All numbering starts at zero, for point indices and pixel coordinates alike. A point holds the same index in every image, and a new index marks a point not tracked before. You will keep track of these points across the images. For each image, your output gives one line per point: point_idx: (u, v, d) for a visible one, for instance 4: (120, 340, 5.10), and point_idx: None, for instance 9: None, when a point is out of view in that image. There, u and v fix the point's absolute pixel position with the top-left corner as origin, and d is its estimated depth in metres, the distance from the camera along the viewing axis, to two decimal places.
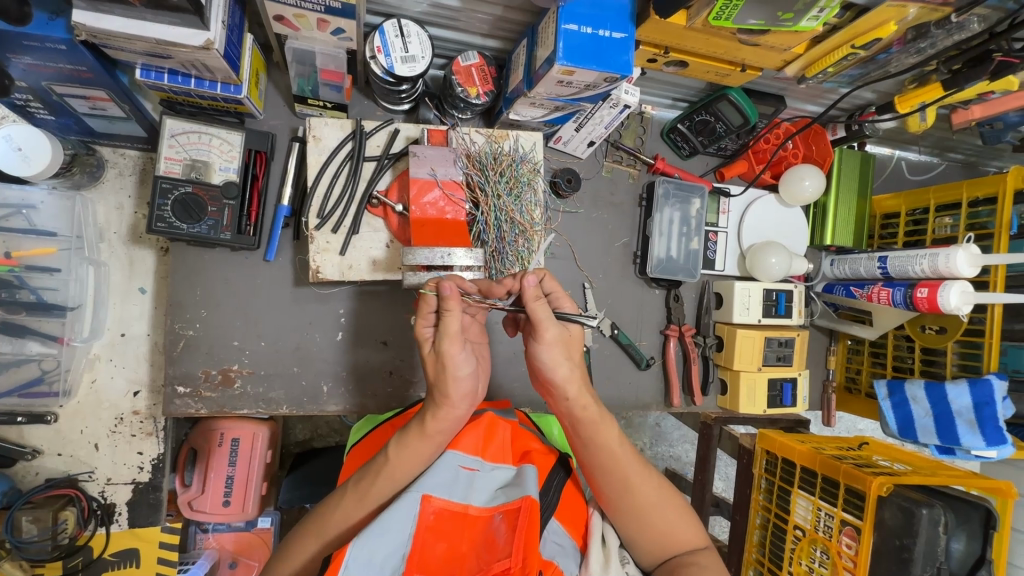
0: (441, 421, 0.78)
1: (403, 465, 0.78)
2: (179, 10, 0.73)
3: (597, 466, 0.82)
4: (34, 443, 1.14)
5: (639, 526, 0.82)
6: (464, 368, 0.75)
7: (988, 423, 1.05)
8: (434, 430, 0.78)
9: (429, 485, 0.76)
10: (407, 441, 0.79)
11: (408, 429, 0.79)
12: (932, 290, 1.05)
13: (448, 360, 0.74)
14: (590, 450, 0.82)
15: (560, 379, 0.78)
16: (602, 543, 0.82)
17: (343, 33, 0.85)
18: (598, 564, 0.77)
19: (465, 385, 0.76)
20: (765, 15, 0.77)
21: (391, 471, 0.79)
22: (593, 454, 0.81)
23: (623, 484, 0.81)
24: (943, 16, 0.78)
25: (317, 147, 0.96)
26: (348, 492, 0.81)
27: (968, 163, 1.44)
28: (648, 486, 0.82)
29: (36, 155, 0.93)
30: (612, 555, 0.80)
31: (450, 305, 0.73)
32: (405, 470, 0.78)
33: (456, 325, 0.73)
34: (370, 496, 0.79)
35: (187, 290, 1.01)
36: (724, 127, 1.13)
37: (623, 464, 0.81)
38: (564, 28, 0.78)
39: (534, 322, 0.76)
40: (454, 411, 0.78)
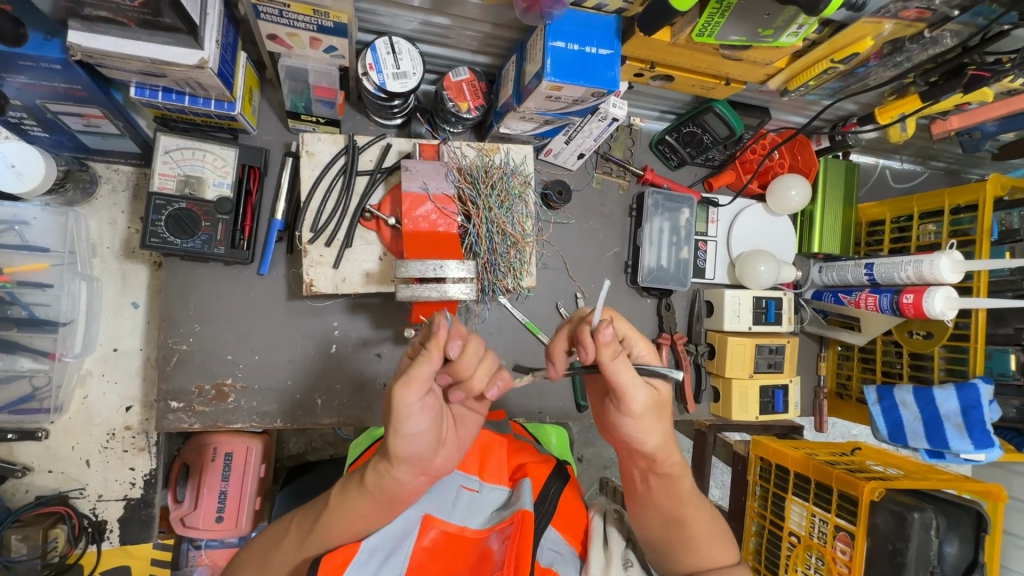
0: (383, 478, 0.69)
1: (352, 519, 0.71)
2: (174, 30, 0.74)
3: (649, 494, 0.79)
4: (24, 460, 1.13)
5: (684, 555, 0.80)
6: (415, 425, 0.64)
7: (976, 427, 1.06)
8: (375, 485, 0.69)
9: (427, 506, 0.78)
10: (353, 496, 0.70)
11: (352, 482, 0.71)
12: (918, 296, 1.07)
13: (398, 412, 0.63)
14: (652, 498, 0.79)
15: (653, 446, 0.74)
16: (604, 546, 0.81)
17: (335, 51, 0.87)
18: (598, 568, 0.76)
19: (414, 445, 0.65)
20: (746, 31, 0.80)
21: (335, 524, 0.71)
22: (655, 504, 0.79)
23: (675, 507, 0.79)
24: (917, 32, 0.81)
25: (310, 162, 0.97)
26: (294, 524, 0.75)
27: (951, 172, 1.47)
28: (701, 520, 0.80)
29: (29, 172, 0.94)
30: (612, 560, 0.78)
31: (430, 348, 0.64)
32: (354, 524, 0.71)
33: (423, 371, 0.63)
34: (315, 537, 0.72)
35: (180, 305, 1.01)
36: (711, 138, 1.15)
37: (678, 493, 0.78)
38: (552, 45, 0.80)
39: (619, 389, 0.69)
40: (396, 471, 0.68)
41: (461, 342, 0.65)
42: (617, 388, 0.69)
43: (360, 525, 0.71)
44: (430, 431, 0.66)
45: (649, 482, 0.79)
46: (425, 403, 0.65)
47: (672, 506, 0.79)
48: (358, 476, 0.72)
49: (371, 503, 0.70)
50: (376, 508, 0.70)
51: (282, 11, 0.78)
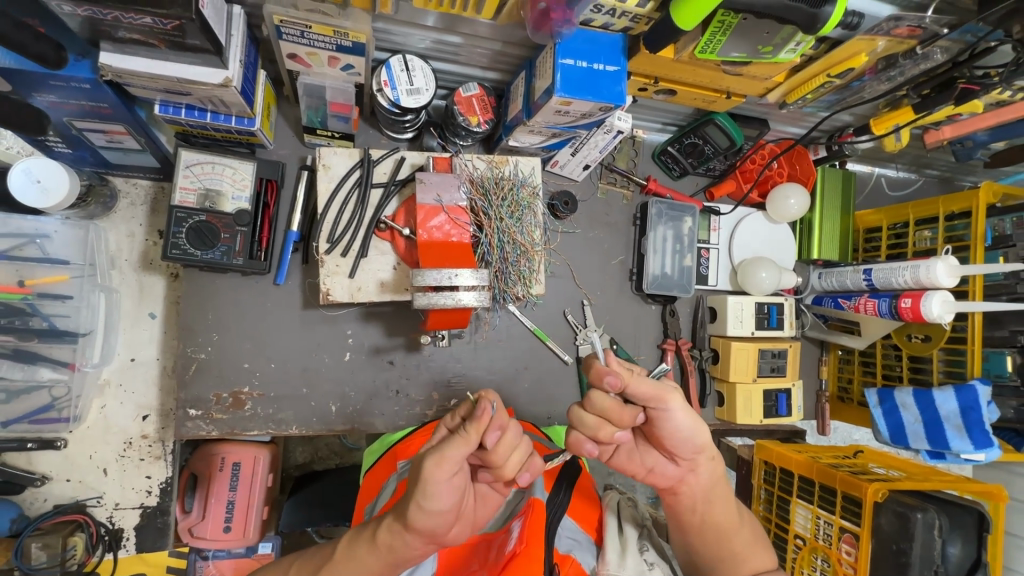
0: (394, 540, 0.68)
1: (353, 564, 0.71)
2: (201, 51, 0.77)
3: (700, 517, 0.81)
4: (42, 469, 1.15)
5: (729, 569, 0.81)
6: (439, 504, 0.63)
7: (975, 428, 1.08)
8: (385, 545, 0.69)
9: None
10: (358, 545, 0.71)
11: (362, 533, 0.71)
12: (915, 301, 1.11)
13: (428, 488, 0.62)
14: (704, 519, 0.80)
15: (703, 444, 0.74)
16: (620, 537, 0.84)
17: (352, 69, 0.90)
18: (614, 555, 0.79)
19: (434, 521, 0.64)
20: (746, 48, 0.83)
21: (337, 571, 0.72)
22: (709, 518, 0.80)
23: (714, 526, 0.80)
24: (909, 48, 0.85)
25: (326, 175, 1.00)
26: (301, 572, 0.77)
27: (944, 179, 1.51)
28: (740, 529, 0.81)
29: (54, 187, 0.97)
30: (627, 545, 0.81)
31: (470, 431, 0.63)
32: (357, 572, 0.71)
33: (455, 452, 0.62)
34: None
35: (199, 315, 1.03)
36: (713, 149, 1.19)
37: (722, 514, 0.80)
38: (561, 62, 0.84)
39: (654, 399, 0.70)
40: (410, 538, 0.67)
41: (498, 433, 0.66)
42: (652, 399, 0.70)
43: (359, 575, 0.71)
44: (450, 515, 0.65)
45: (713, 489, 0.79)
46: (454, 483, 0.64)
47: (725, 526, 0.80)
48: (368, 529, 0.71)
49: (374, 558, 0.70)
50: (380, 565, 0.70)
51: (304, 32, 0.81)
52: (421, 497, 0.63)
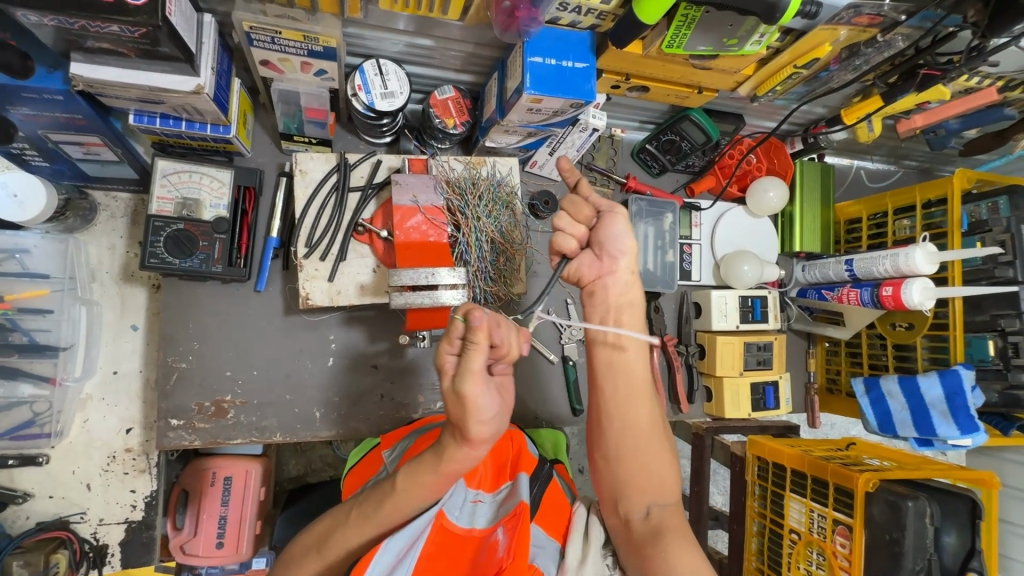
0: (457, 460, 0.72)
1: (417, 487, 0.75)
2: (171, 59, 0.78)
3: (613, 384, 0.83)
4: (25, 486, 1.14)
5: (628, 453, 0.82)
6: (490, 411, 0.67)
7: (960, 413, 1.08)
8: (451, 469, 0.73)
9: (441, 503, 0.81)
10: (418, 467, 0.75)
11: (423, 459, 0.75)
12: (896, 288, 1.11)
13: (472, 403, 0.65)
14: (614, 356, 0.84)
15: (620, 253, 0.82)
16: (583, 536, 0.84)
17: (325, 74, 0.91)
18: (575, 560, 0.79)
19: (491, 427, 0.68)
20: (712, 41, 0.84)
21: (400, 499, 0.76)
22: (618, 360, 0.83)
23: (626, 405, 0.82)
24: (871, 36, 0.86)
25: (303, 180, 1.01)
26: (351, 518, 0.80)
27: (924, 170, 1.52)
28: (650, 416, 0.83)
29: (31, 201, 0.97)
30: (591, 549, 0.81)
31: (478, 338, 0.64)
32: (417, 495, 0.76)
33: (479, 362, 0.64)
34: (374, 520, 0.78)
35: (179, 324, 1.03)
36: (690, 145, 1.20)
37: (636, 385, 0.83)
38: (530, 60, 0.85)
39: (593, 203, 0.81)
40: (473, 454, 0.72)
41: (498, 327, 0.67)
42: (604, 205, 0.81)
43: (422, 498, 0.76)
44: (499, 413, 0.69)
45: (623, 322, 0.84)
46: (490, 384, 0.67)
47: (630, 376, 0.83)
48: (428, 455, 0.75)
49: (436, 478, 0.74)
50: (440, 484, 0.75)
51: (274, 38, 0.82)
52: (472, 419, 0.66)
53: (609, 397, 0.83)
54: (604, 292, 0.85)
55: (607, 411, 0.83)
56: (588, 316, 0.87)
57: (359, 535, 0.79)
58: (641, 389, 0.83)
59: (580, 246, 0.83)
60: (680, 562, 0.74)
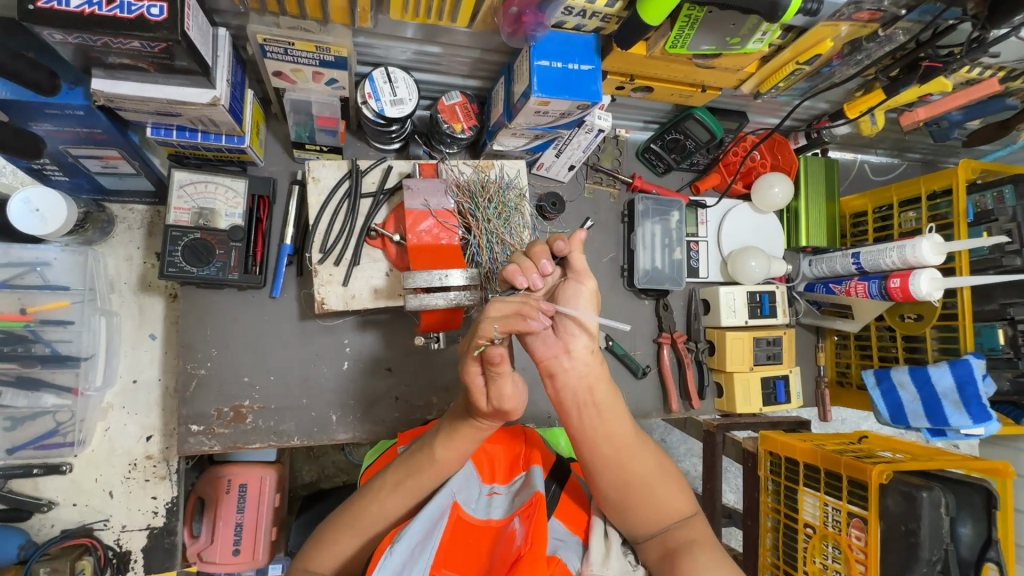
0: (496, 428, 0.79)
1: (456, 452, 0.81)
2: (189, 73, 0.80)
3: (597, 446, 0.83)
4: (49, 495, 1.16)
5: (636, 498, 0.83)
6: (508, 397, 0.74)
7: (973, 402, 1.09)
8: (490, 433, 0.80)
9: (455, 493, 0.83)
10: (457, 435, 0.80)
11: (455, 426, 0.80)
12: (904, 281, 1.11)
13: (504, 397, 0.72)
14: (592, 422, 0.83)
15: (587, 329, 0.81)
16: (604, 537, 0.84)
17: (336, 83, 0.93)
18: (599, 555, 0.80)
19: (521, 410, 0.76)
20: (714, 41, 0.86)
21: (441, 466, 0.81)
22: (597, 424, 0.82)
23: (620, 455, 0.83)
24: (872, 31, 0.88)
25: (316, 187, 1.03)
26: (387, 489, 0.83)
27: (927, 162, 1.53)
28: (643, 456, 0.84)
29: (53, 214, 0.99)
30: (613, 548, 0.82)
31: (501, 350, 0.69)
32: (455, 461, 0.81)
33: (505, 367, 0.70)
34: (413, 488, 0.82)
35: (198, 331, 1.05)
36: (694, 143, 1.21)
37: (625, 437, 0.83)
38: (537, 64, 0.87)
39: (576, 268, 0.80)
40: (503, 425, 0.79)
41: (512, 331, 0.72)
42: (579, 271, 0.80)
43: (459, 461, 0.82)
44: (523, 399, 0.76)
45: (595, 392, 0.82)
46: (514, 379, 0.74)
47: (613, 435, 0.83)
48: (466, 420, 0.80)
49: (476, 442, 0.80)
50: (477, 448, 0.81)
51: (287, 49, 0.84)
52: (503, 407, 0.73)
53: (599, 457, 0.83)
54: (562, 371, 0.82)
55: (599, 469, 0.83)
56: (557, 396, 0.84)
57: (401, 504, 0.83)
58: (629, 440, 0.83)
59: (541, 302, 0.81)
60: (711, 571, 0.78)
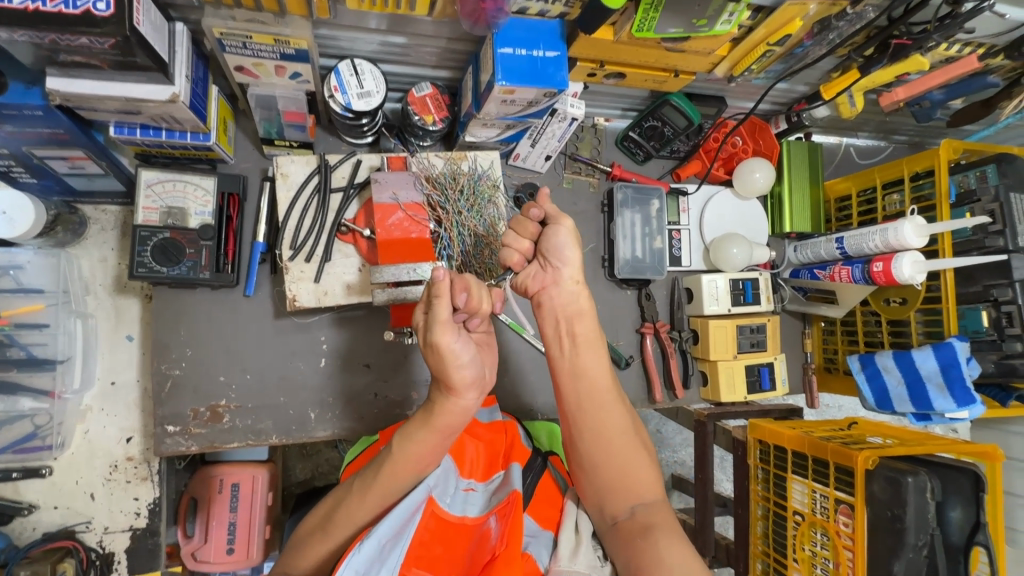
0: (447, 415, 0.75)
1: (417, 452, 0.77)
2: (146, 70, 0.79)
3: (579, 402, 0.86)
4: (30, 498, 1.16)
5: (608, 467, 0.84)
6: (466, 357, 0.71)
7: (956, 385, 1.07)
8: (443, 424, 0.76)
9: (430, 488, 0.82)
10: (414, 432, 0.76)
11: (413, 421, 0.77)
12: (886, 263, 1.10)
13: (444, 349, 0.69)
14: (579, 374, 0.86)
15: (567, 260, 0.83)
16: (575, 532, 0.83)
17: (300, 77, 0.92)
18: (568, 550, 0.80)
19: (470, 373, 0.72)
20: (681, 24, 0.84)
21: (396, 469, 0.77)
22: (581, 378, 0.85)
23: (601, 417, 0.85)
24: (841, 10, 0.86)
25: (286, 183, 1.02)
26: (354, 490, 0.80)
27: (914, 144, 1.51)
28: (621, 428, 0.85)
29: (21, 217, 0.98)
30: (583, 540, 0.82)
31: (438, 293, 0.69)
32: (412, 462, 0.77)
33: (444, 313, 0.69)
34: (375, 491, 0.78)
35: (171, 331, 1.05)
36: (672, 130, 1.19)
37: (606, 397, 0.86)
38: (500, 52, 0.85)
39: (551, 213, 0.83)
40: (460, 399, 0.74)
41: (464, 290, 0.72)
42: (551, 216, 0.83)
43: (416, 467, 0.78)
44: (474, 360, 0.72)
45: (575, 329, 0.85)
46: (463, 340, 0.71)
47: (595, 392, 0.85)
48: (420, 416, 0.77)
49: (429, 435, 0.76)
50: (432, 445, 0.77)
51: (246, 43, 0.83)
52: (448, 366, 0.70)
53: (579, 413, 0.85)
54: (550, 303, 0.86)
55: (577, 427, 0.86)
56: (542, 327, 0.88)
57: (366, 511, 0.79)
58: (610, 405, 0.85)
59: (526, 260, 0.87)
60: (671, 557, 0.75)
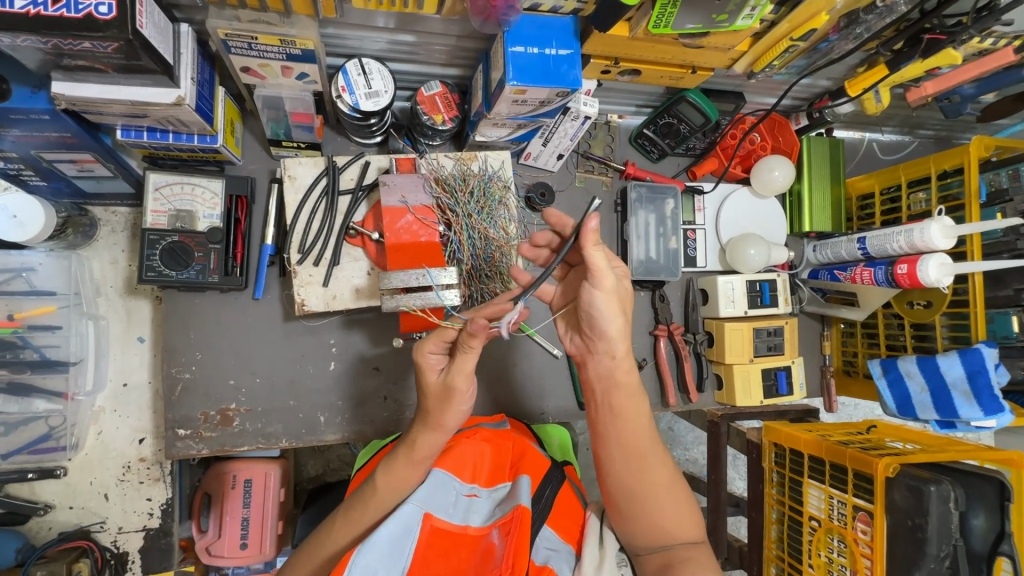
0: (426, 447, 0.80)
1: (396, 485, 0.82)
2: (150, 72, 0.77)
3: (618, 445, 0.82)
4: (45, 498, 1.18)
5: (646, 505, 0.81)
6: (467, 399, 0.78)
7: (983, 393, 1.04)
8: (421, 456, 0.81)
9: (425, 503, 0.80)
10: (395, 465, 0.81)
11: (396, 455, 0.82)
12: (912, 266, 1.06)
13: (457, 394, 0.76)
14: (616, 422, 0.82)
15: (612, 333, 0.78)
16: (599, 545, 0.82)
17: (307, 77, 0.90)
18: (592, 566, 0.78)
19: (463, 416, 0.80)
20: (700, 19, 0.81)
21: (375, 500, 0.82)
22: (619, 426, 0.82)
23: (637, 460, 0.81)
24: (870, 2, 0.82)
25: (293, 185, 1.00)
26: (338, 521, 0.85)
27: (940, 138, 1.45)
28: (661, 468, 0.82)
29: (30, 220, 0.98)
30: (607, 557, 0.80)
31: (475, 340, 0.71)
32: (389, 493, 0.82)
33: (471, 364, 0.74)
34: (359, 519, 0.83)
35: (181, 335, 1.04)
36: (688, 127, 1.15)
37: (642, 439, 0.82)
38: (511, 51, 0.82)
39: (593, 270, 0.73)
40: (433, 438, 0.80)
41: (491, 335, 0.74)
42: (594, 274, 0.73)
43: (399, 491, 0.82)
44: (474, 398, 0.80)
45: (616, 398, 0.82)
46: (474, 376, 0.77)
47: (633, 438, 0.82)
48: (399, 449, 0.82)
49: (408, 469, 0.81)
50: (409, 474, 0.82)
51: (251, 44, 0.81)
52: (453, 408, 0.77)
53: (617, 456, 0.82)
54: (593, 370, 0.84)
55: (614, 469, 0.82)
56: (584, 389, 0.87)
57: (348, 532, 0.84)
58: (649, 447, 0.82)
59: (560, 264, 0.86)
60: None
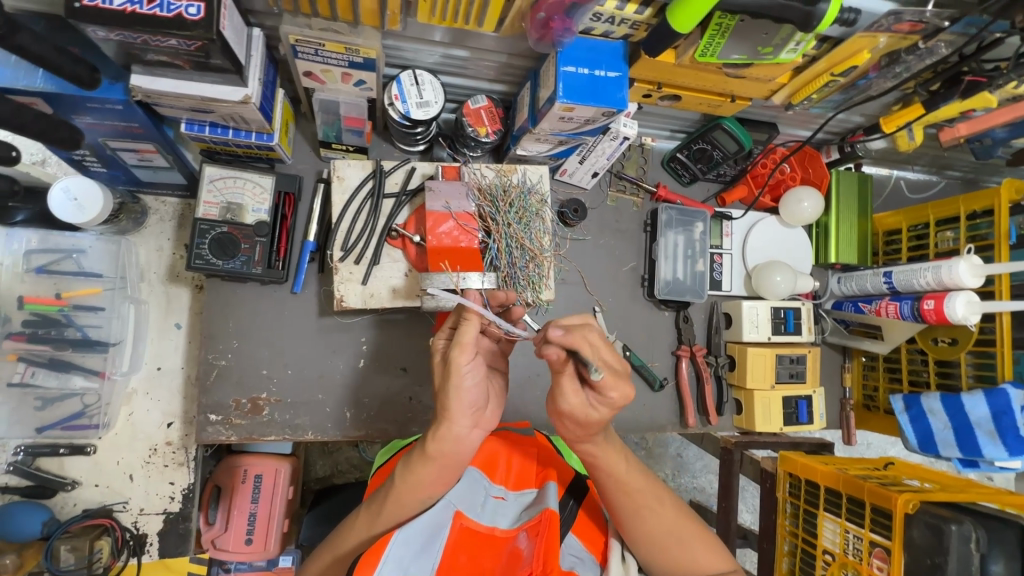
0: (445, 442, 0.77)
1: (419, 481, 0.79)
2: (223, 71, 0.82)
3: (623, 501, 0.82)
4: (73, 475, 1.20)
5: (661, 548, 0.84)
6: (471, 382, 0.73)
7: (1009, 433, 1.03)
8: (437, 452, 0.77)
9: (457, 502, 0.83)
10: (415, 462, 0.79)
11: (413, 453, 0.80)
12: (938, 302, 1.06)
13: (456, 369, 0.72)
14: (612, 482, 0.82)
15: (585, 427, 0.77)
16: (622, 560, 0.84)
17: (364, 84, 0.95)
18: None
19: (469, 398, 0.74)
20: (746, 50, 0.84)
21: (402, 496, 0.80)
22: (616, 487, 0.82)
23: (639, 508, 0.82)
24: (912, 43, 0.86)
25: (341, 186, 1.05)
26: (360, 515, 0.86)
27: (967, 180, 1.47)
28: (666, 511, 0.83)
29: (89, 203, 1.02)
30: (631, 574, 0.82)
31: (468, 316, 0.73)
32: (421, 489, 0.80)
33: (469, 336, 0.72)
34: (382, 514, 0.82)
35: (220, 323, 1.08)
36: (721, 154, 1.19)
37: (640, 491, 0.82)
38: (563, 70, 0.87)
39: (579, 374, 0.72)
40: (455, 425, 0.75)
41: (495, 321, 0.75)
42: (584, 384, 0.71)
43: (421, 490, 0.80)
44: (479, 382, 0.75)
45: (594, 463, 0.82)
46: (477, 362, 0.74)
47: (634, 494, 0.82)
48: (418, 448, 0.79)
49: (430, 466, 0.78)
50: (430, 471, 0.79)
51: (318, 50, 0.86)
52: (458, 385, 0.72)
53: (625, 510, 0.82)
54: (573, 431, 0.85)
55: (625, 523, 0.83)
56: None
57: (366, 528, 0.84)
58: (651, 496, 0.83)
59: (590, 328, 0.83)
60: None
